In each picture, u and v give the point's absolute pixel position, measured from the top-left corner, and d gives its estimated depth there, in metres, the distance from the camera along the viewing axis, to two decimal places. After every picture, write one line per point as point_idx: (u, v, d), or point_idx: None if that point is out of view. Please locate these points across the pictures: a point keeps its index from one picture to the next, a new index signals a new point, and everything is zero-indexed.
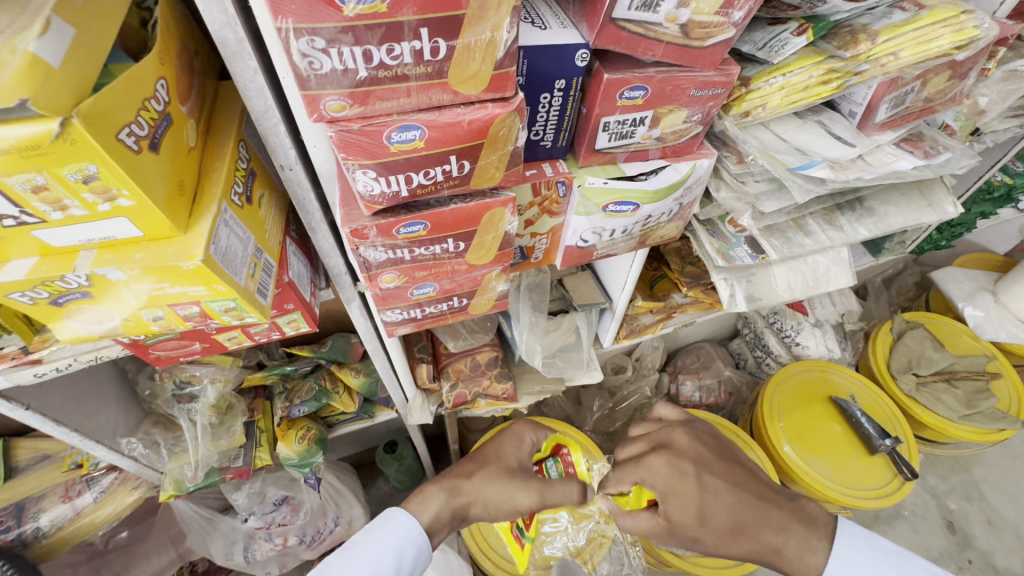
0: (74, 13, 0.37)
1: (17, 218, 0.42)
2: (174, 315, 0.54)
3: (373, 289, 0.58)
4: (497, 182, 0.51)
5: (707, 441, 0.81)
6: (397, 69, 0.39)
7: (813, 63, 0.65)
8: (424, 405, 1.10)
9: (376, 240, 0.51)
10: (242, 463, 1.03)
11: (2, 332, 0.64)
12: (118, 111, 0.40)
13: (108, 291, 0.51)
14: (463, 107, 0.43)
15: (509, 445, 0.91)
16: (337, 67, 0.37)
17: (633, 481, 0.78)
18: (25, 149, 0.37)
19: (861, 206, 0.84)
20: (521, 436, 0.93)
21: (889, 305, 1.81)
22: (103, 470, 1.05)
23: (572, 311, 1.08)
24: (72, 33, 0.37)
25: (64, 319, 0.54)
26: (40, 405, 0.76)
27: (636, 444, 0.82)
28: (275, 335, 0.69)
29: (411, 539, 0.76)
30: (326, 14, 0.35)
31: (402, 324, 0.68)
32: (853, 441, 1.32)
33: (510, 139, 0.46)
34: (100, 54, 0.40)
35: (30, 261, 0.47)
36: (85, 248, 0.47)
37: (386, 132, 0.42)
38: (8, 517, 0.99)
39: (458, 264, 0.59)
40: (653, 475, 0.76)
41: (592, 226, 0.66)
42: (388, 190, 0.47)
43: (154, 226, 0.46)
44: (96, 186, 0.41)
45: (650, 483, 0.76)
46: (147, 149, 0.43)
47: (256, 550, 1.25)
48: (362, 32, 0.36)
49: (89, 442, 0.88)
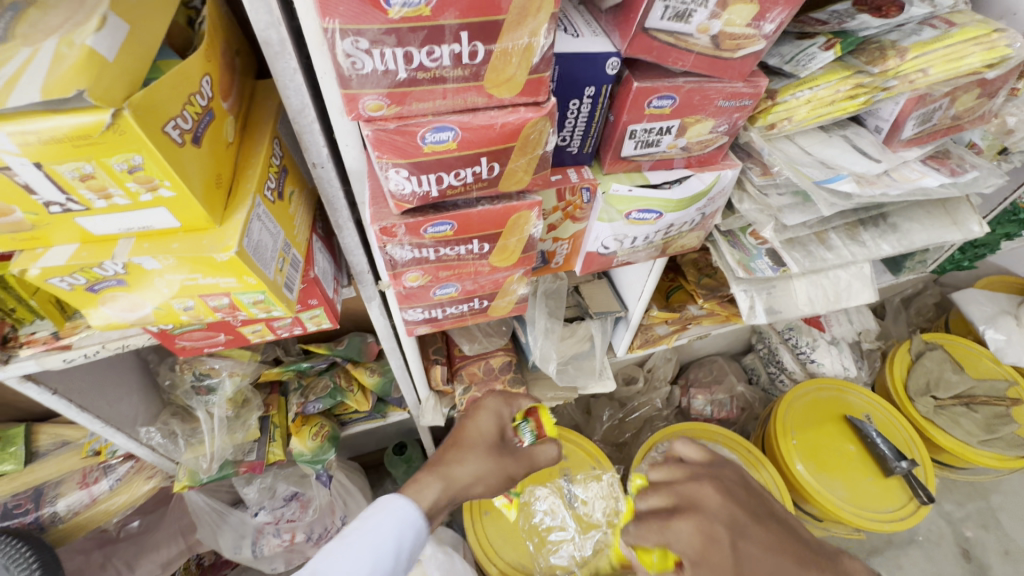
0: (129, 11, 0.39)
1: (63, 205, 0.44)
2: (204, 305, 0.56)
3: (397, 288, 0.59)
4: (525, 185, 0.52)
5: (739, 495, 0.65)
6: (435, 71, 0.40)
7: (840, 77, 0.65)
8: (436, 407, 1.10)
9: (404, 238, 0.52)
10: (256, 456, 1.03)
11: (37, 318, 0.68)
12: (165, 105, 0.41)
13: (143, 280, 0.52)
14: (497, 111, 0.44)
15: (484, 421, 0.89)
16: (378, 68, 0.38)
17: (656, 544, 0.61)
18: (76, 138, 0.38)
19: (885, 221, 0.84)
20: (495, 411, 0.91)
21: (907, 325, 1.79)
22: (120, 458, 1.07)
23: (587, 319, 1.08)
24: (126, 30, 0.39)
25: (98, 306, 0.55)
26: (66, 390, 0.78)
27: (659, 494, 0.65)
28: (296, 330, 0.70)
29: (410, 524, 0.73)
30: (372, 16, 0.36)
31: (421, 324, 0.69)
32: (868, 461, 1.30)
33: (540, 144, 0.47)
34: (152, 50, 0.41)
35: (72, 248, 0.48)
36: (124, 237, 0.49)
37: (420, 132, 0.43)
38: (27, 500, 1.02)
39: (481, 265, 0.59)
40: (681, 543, 0.60)
41: (614, 233, 0.67)
42: (419, 189, 0.48)
43: (192, 217, 0.47)
44: (141, 176, 0.42)
45: (676, 548, 0.60)
46: (190, 145, 0.44)
47: (263, 545, 1.25)
48: (404, 34, 0.37)
49: (111, 430, 0.89)
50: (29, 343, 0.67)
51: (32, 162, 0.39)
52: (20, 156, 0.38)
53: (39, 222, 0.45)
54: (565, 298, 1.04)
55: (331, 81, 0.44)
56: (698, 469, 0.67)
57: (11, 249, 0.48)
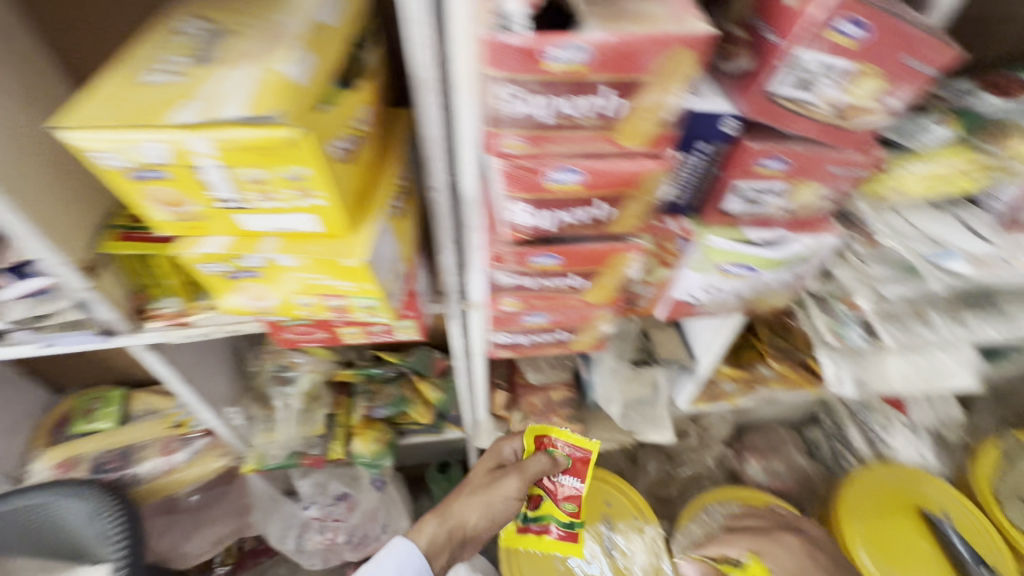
0: (319, 46, 0.47)
1: (230, 202, 0.50)
2: (320, 304, 0.61)
3: (491, 310, 0.63)
4: (631, 229, 0.55)
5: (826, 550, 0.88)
6: (574, 118, 0.43)
7: (962, 157, 0.63)
8: (492, 430, 1.13)
9: (511, 264, 0.56)
10: (318, 452, 1.07)
11: (168, 295, 0.76)
12: (332, 126, 0.47)
13: (275, 274, 0.58)
14: (621, 158, 0.47)
15: (484, 460, 1.04)
16: (524, 111, 0.42)
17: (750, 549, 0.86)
18: (259, 149, 0.44)
19: (992, 305, 0.79)
20: (496, 449, 1.05)
21: (1000, 419, 1.64)
22: (199, 433, 1.16)
23: (654, 364, 1.06)
24: (315, 60, 0.47)
25: (231, 293, 0.62)
26: (175, 363, 0.87)
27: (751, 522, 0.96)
28: (387, 338, 0.74)
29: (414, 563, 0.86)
30: (530, 68, 0.39)
31: (503, 347, 0.72)
32: (945, 565, 1.19)
33: (653, 192, 0.50)
34: (328, 78, 0.48)
35: (225, 239, 0.55)
36: (269, 236, 0.55)
37: (548, 172, 0.46)
38: (116, 458, 1.12)
39: (574, 299, 0.62)
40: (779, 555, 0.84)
41: (705, 284, 0.68)
42: (534, 222, 0.51)
43: (330, 224, 0.53)
44: (301, 185, 0.48)
45: (774, 558, 0.83)
46: (349, 159, 0.50)
47: (307, 540, 1.29)
48: (556, 84, 0.40)
49: (201, 405, 0.97)
50: (157, 317, 0.76)
51: (219, 164, 0.46)
52: (212, 158, 0.45)
53: (207, 214, 0.52)
54: (632, 341, 1.05)
55: (474, 115, 0.49)
56: (779, 528, 0.92)
57: (177, 234, 0.56)
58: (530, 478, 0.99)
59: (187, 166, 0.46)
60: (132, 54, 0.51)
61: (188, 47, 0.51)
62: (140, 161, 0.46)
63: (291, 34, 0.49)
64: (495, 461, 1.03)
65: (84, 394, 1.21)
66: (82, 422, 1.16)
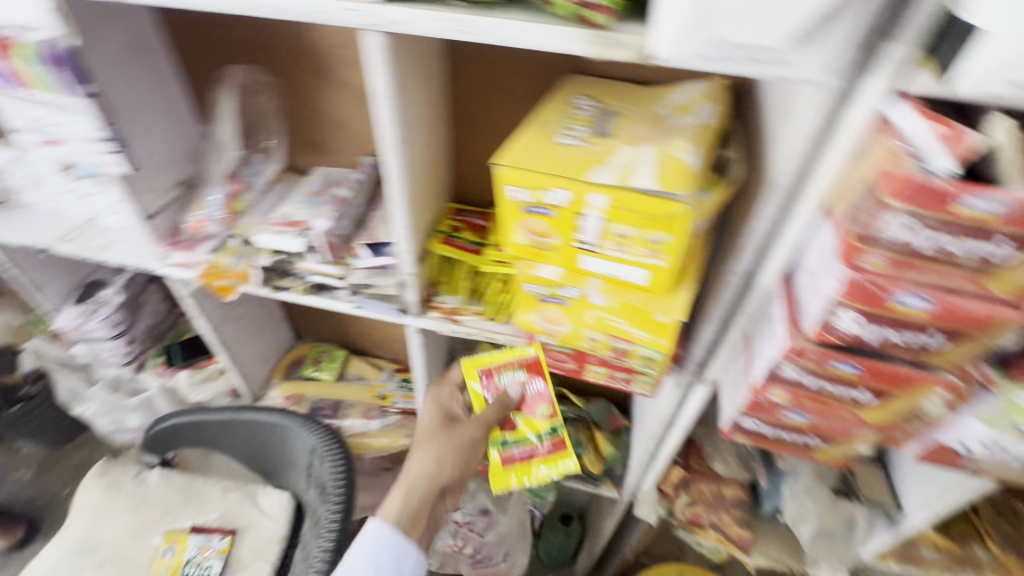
0: (706, 144, 0.58)
1: (587, 245, 0.61)
2: (605, 344, 0.69)
3: (757, 395, 0.67)
4: (946, 363, 0.56)
5: None
6: (948, 256, 0.47)
7: None
8: (654, 504, 1.12)
9: (807, 362, 0.60)
10: (490, 462, 1.20)
11: (450, 292, 0.90)
12: (704, 208, 0.57)
13: (580, 309, 0.68)
14: (978, 300, 0.49)
15: (428, 413, 0.90)
16: (905, 239, 0.47)
17: None
18: (650, 214, 0.55)
19: None
20: (438, 402, 0.91)
21: None
22: (394, 409, 1.33)
23: (854, 500, 0.97)
24: (703, 155, 0.57)
25: (529, 313, 0.73)
26: (427, 347, 1.02)
27: None
28: (624, 385, 0.81)
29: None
30: (935, 207, 0.44)
31: (742, 433, 0.75)
32: None
33: (995, 337, 0.51)
34: (705, 170, 0.58)
35: (557, 271, 0.66)
36: (594, 277, 0.65)
37: (899, 294, 0.50)
38: (330, 407, 1.33)
39: (849, 412, 0.64)
40: None
41: (988, 438, 0.61)
42: (856, 332, 0.55)
43: (657, 282, 0.62)
44: (654, 247, 0.59)
45: None
46: (700, 235, 0.60)
47: (438, 540, 1.34)
48: (953, 225, 0.45)
49: (423, 387, 1.13)
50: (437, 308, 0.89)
51: (603, 218, 0.57)
52: (601, 211, 0.57)
53: (557, 249, 0.63)
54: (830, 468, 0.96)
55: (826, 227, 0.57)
56: None
57: (518, 257, 0.67)
58: (490, 422, 0.82)
59: (575, 212, 0.58)
60: (541, 117, 0.65)
61: (586, 120, 0.63)
62: (541, 200, 0.58)
63: (676, 126, 0.60)
64: (429, 416, 0.89)
65: (315, 345, 1.45)
66: (310, 367, 1.40)
